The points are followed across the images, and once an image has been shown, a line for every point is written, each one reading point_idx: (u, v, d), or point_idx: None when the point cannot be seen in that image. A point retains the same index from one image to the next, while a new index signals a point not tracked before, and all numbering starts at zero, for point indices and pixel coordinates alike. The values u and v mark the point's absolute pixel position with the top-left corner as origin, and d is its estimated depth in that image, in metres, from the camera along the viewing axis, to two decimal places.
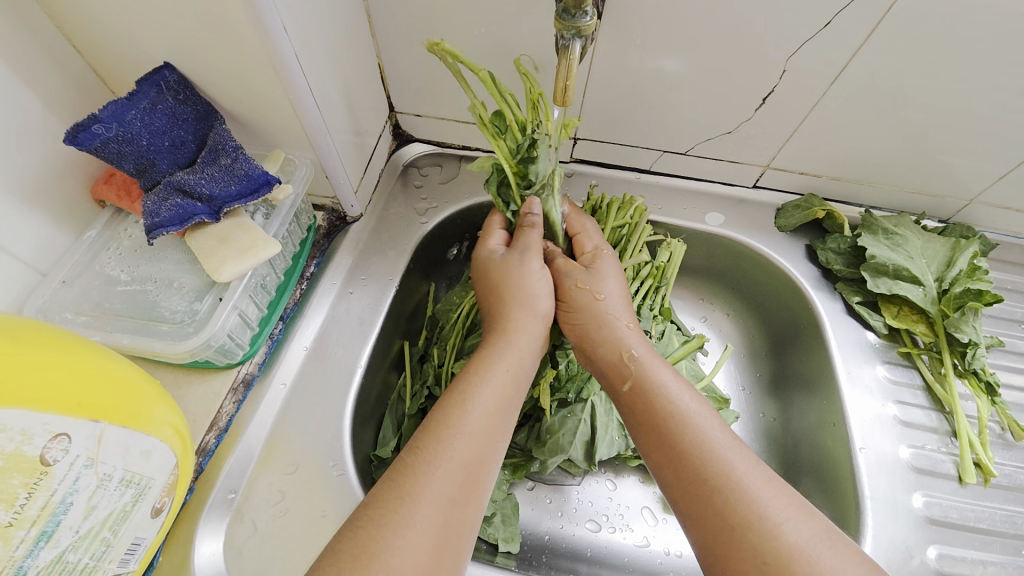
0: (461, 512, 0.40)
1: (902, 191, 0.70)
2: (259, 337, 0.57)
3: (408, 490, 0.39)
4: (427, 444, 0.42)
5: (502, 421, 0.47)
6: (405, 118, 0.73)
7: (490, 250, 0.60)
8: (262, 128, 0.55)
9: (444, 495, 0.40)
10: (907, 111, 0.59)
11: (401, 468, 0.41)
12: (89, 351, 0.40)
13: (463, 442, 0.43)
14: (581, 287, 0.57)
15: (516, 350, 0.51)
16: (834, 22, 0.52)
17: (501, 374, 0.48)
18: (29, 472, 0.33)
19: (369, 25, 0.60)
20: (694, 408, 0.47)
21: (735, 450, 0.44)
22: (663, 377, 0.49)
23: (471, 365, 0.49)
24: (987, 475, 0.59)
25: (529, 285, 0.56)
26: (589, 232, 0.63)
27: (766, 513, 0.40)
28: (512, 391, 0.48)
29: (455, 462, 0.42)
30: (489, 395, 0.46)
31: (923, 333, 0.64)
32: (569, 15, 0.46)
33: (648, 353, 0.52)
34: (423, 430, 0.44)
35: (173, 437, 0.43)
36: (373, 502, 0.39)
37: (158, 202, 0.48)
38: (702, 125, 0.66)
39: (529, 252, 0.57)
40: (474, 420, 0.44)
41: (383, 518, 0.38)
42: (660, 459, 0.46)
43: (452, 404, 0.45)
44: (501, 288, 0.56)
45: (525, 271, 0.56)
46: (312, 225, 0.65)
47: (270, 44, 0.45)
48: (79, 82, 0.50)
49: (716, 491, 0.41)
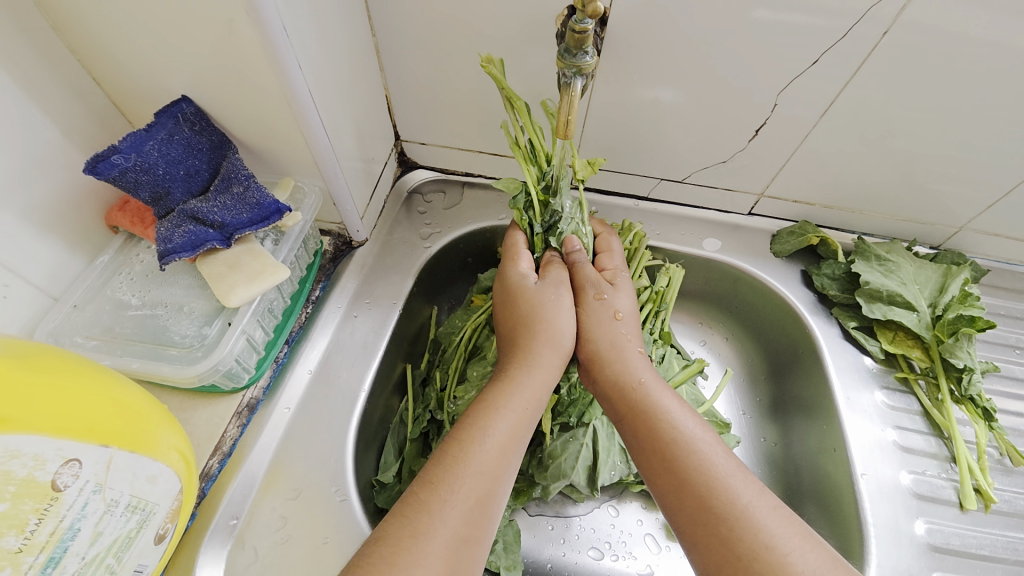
0: (471, 550, 0.41)
1: (893, 218, 0.72)
2: (264, 360, 0.58)
3: (420, 530, 0.40)
4: (438, 482, 0.43)
5: (515, 454, 0.47)
6: (410, 147, 0.76)
7: (520, 274, 0.58)
8: (274, 157, 0.57)
9: (456, 534, 0.40)
10: (894, 143, 0.62)
11: (410, 504, 0.41)
12: (101, 377, 0.41)
13: (477, 480, 0.43)
14: (600, 298, 0.57)
15: (533, 383, 0.51)
16: (823, 58, 0.54)
17: (518, 408, 0.48)
18: (39, 498, 0.33)
19: (378, 59, 0.63)
20: (698, 431, 0.48)
21: (739, 477, 0.44)
22: (668, 404, 0.50)
23: (487, 398, 0.49)
24: (987, 501, 0.59)
25: (558, 321, 0.55)
26: (613, 253, 0.64)
27: (773, 543, 0.40)
28: (526, 422, 0.49)
29: (467, 500, 0.42)
30: (505, 428, 0.47)
31: (919, 358, 0.65)
32: (571, 54, 0.48)
33: (653, 379, 0.52)
34: (436, 465, 0.44)
35: (178, 461, 0.43)
36: (383, 540, 0.39)
37: (170, 229, 0.49)
38: (698, 154, 0.68)
39: (562, 286, 0.57)
40: (488, 457, 0.45)
41: (392, 559, 0.38)
42: (666, 487, 0.46)
43: (467, 441, 0.45)
44: (521, 319, 0.55)
45: (556, 305, 0.56)
46: (319, 249, 0.66)
47: (285, 79, 0.47)
48: (99, 114, 0.52)
49: (723, 521, 0.42)
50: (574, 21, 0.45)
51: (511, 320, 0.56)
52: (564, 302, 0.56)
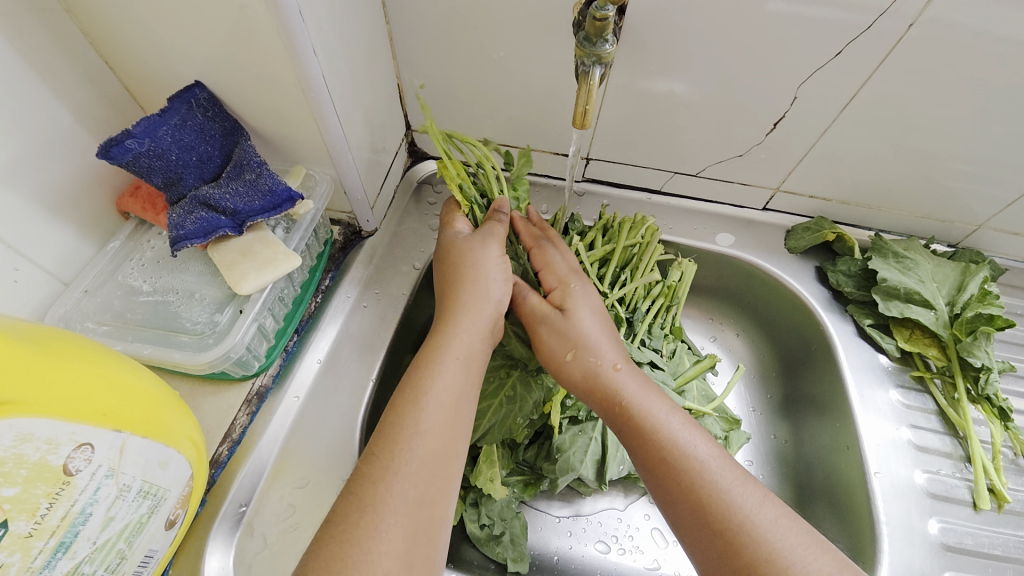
0: (428, 512, 0.41)
1: (911, 216, 0.71)
2: (275, 348, 0.58)
3: (368, 501, 0.39)
4: (383, 452, 0.42)
5: (459, 413, 0.46)
6: (421, 136, 0.75)
7: (456, 233, 0.57)
8: (285, 144, 0.56)
9: (408, 500, 0.40)
10: (915, 139, 0.61)
11: (359, 478, 0.41)
12: (113, 362, 0.40)
13: (420, 443, 0.42)
14: (552, 330, 0.53)
15: (462, 333, 0.49)
16: (846, 51, 0.53)
17: (452, 363, 0.47)
18: (52, 482, 0.33)
19: (391, 47, 0.62)
20: (691, 441, 0.46)
21: (740, 487, 0.43)
22: (657, 412, 0.48)
23: (421, 356, 0.48)
24: (1001, 501, 0.58)
25: (485, 267, 0.53)
26: (558, 264, 0.58)
27: (774, 556, 0.39)
28: (466, 379, 0.47)
29: (412, 465, 0.41)
30: (441, 385, 0.46)
31: (936, 356, 0.64)
32: (590, 43, 0.47)
33: (641, 387, 0.50)
34: (378, 435, 0.43)
35: (190, 448, 0.43)
36: (334, 519, 0.39)
37: (183, 215, 0.49)
38: (713, 148, 0.67)
39: (493, 238, 0.55)
40: (429, 418, 0.44)
41: (344, 535, 0.38)
42: (660, 490, 0.45)
43: (404, 405, 0.44)
44: (454, 272, 0.54)
45: (483, 256, 0.53)
46: (329, 238, 0.66)
47: (299, 65, 0.46)
48: (111, 97, 0.51)
49: (722, 533, 0.41)
50: (594, 8, 0.44)
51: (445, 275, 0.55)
52: (494, 252, 0.54)
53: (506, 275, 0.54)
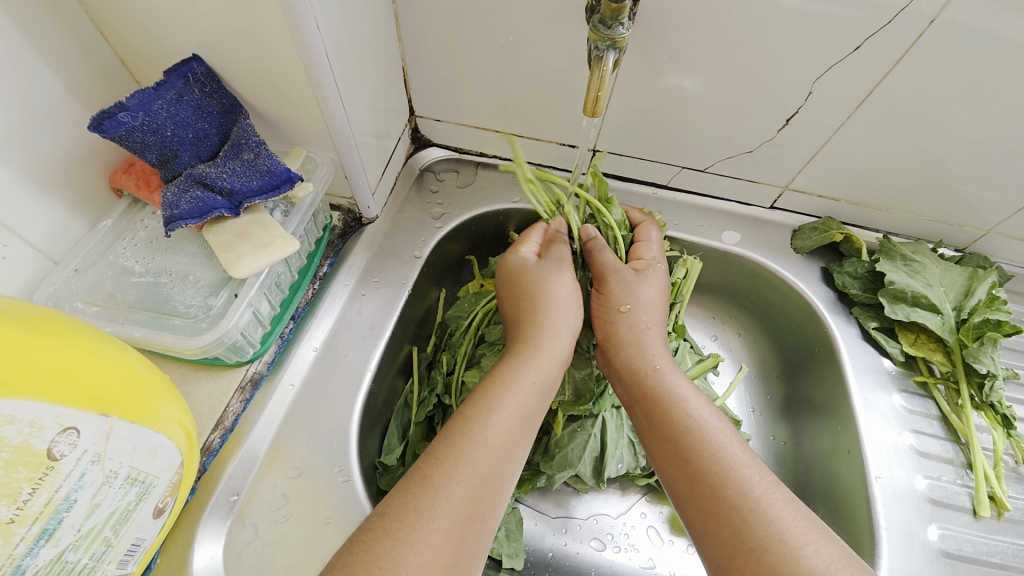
0: (476, 528, 0.39)
1: (920, 219, 0.70)
2: (270, 335, 0.56)
3: (424, 504, 0.38)
4: (445, 457, 0.41)
5: (522, 435, 0.45)
6: (425, 122, 0.73)
7: (524, 259, 0.58)
8: (286, 125, 0.55)
9: (461, 511, 0.39)
10: (930, 142, 0.59)
11: (414, 479, 0.40)
12: (101, 343, 0.39)
13: (484, 456, 0.42)
14: (622, 283, 0.55)
15: (540, 358, 0.49)
16: (864, 46, 0.51)
17: (525, 384, 0.47)
18: (34, 467, 0.32)
19: (396, 27, 0.60)
20: (712, 421, 0.46)
21: (752, 468, 0.43)
22: (683, 393, 0.48)
23: (494, 374, 0.47)
24: (1001, 509, 0.58)
25: (559, 293, 0.54)
26: (652, 244, 0.61)
27: (786, 537, 0.38)
28: (534, 406, 0.47)
29: (473, 475, 0.41)
30: (512, 404, 0.45)
31: (940, 362, 0.63)
32: (605, 26, 0.46)
33: (669, 367, 0.51)
34: (442, 440, 0.42)
35: (180, 434, 0.42)
36: (386, 515, 0.38)
37: (178, 194, 0.47)
38: (722, 144, 0.66)
39: (563, 263, 0.57)
40: (495, 432, 0.43)
41: (394, 532, 0.36)
42: (676, 475, 0.45)
43: (471, 416, 0.44)
44: (526, 294, 0.55)
45: (555, 281, 0.55)
46: (328, 224, 0.64)
47: (302, 40, 0.44)
48: (104, 69, 0.49)
49: (734, 512, 0.40)
50: None
51: (514, 303, 0.55)
52: (566, 282, 0.56)
53: (580, 305, 0.55)
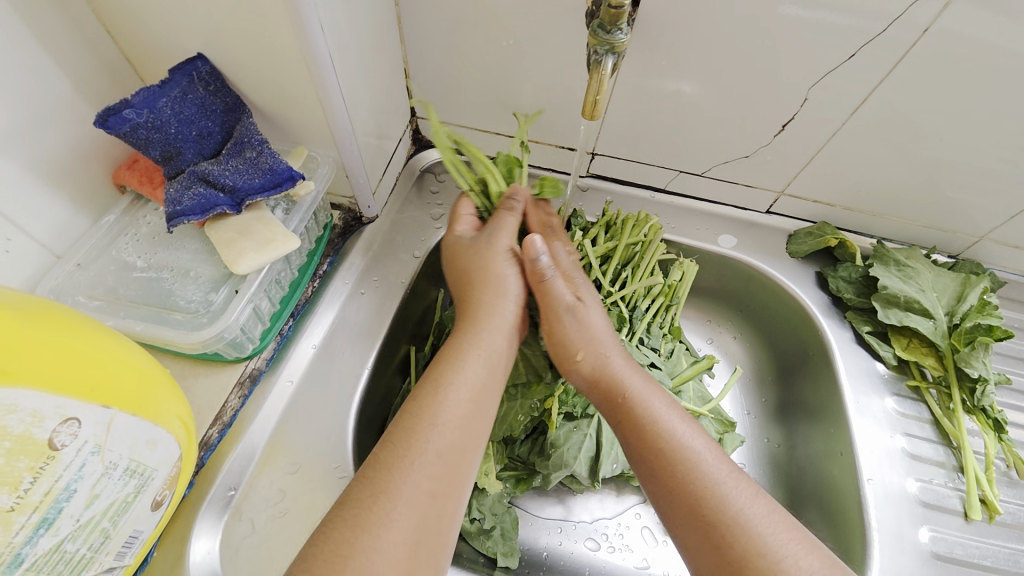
0: (440, 506, 0.40)
1: (914, 225, 0.71)
2: (270, 331, 0.57)
3: (382, 487, 0.39)
4: (400, 440, 0.41)
5: (480, 410, 0.46)
6: (426, 124, 0.74)
7: (461, 233, 0.59)
8: (288, 124, 0.55)
9: (422, 491, 0.39)
10: (923, 149, 0.60)
11: (375, 463, 0.40)
12: (103, 336, 0.39)
13: (437, 435, 0.42)
14: (573, 313, 0.53)
15: (486, 332, 0.50)
16: (858, 54, 0.52)
17: (475, 361, 0.47)
18: (35, 456, 0.32)
19: (399, 28, 0.61)
20: (688, 436, 0.46)
21: (734, 483, 0.43)
22: (658, 411, 0.48)
23: (448, 355, 0.48)
24: (993, 512, 0.59)
25: (498, 267, 0.54)
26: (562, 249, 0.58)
27: (765, 550, 0.39)
28: (489, 382, 0.47)
29: (429, 454, 0.41)
30: (464, 383, 0.45)
31: (933, 366, 0.64)
32: (604, 31, 0.46)
33: (644, 386, 0.50)
34: (397, 423, 0.43)
35: (180, 428, 0.42)
36: (346, 502, 0.38)
37: (181, 191, 0.48)
38: (720, 148, 0.67)
39: (500, 231, 0.57)
40: (448, 410, 0.43)
41: (355, 518, 0.37)
42: (657, 491, 0.45)
43: (425, 395, 0.44)
44: (467, 271, 0.55)
45: (491, 249, 0.55)
46: (329, 223, 0.65)
47: (305, 40, 0.45)
48: (111, 67, 0.50)
49: (712, 527, 0.41)
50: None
51: (461, 280, 0.56)
52: (501, 245, 0.56)
53: (519, 277, 0.55)
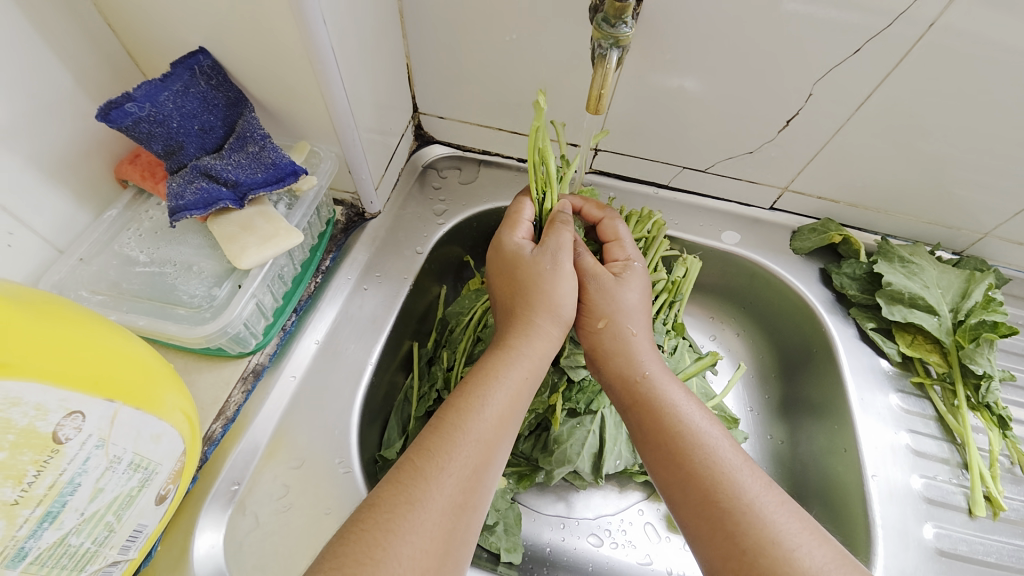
0: (467, 517, 0.40)
1: (918, 221, 0.70)
2: (272, 327, 0.57)
3: (415, 495, 0.38)
4: (434, 449, 0.41)
5: (512, 424, 0.46)
6: (428, 119, 0.74)
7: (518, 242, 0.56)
8: (290, 119, 0.55)
9: (452, 501, 0.39)
10: (928, 145, 0.60)
11: (406, 470, 0.40)
12: (106, 330, 0.39)
13: (473, 448, 0.42)
14: (602, 290, 0.54)
15: (527, 348, 0.49)
16: (863, 49, 0.52)
17: (514, 376, 0.47)
18: (39, 450, 0.32)
19: (401, 24, 0.61)
20: (705, 424, 0.46)
21: (747, 471, 0.43)
22: (675, 397, 0.48)
23: (481, 365, 0.48)
24: (997, 509, 0.58)
25: (553, 288, 0.52)
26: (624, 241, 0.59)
27: (780, 538, 0.39)
28: (523, 396, 0.48)
29: (464, 467, 0.41)
30: (501, 397, 0.46)
31: (937, 362, 0.64)
32: (609, 24, 0.46)
33: (660, 371, 0.51)
34: (430, 431, 0.43)
35: (183, 422, 0.42)
36: (377, 506, 0.38)
37: (183, 185, 0.48)
38: (723, 144, 0.66)
39: (562, 252, 0.53)
40: (484, 424, 0.44)
41: (386, 522, 0.37)
42: (669, 480, 0.45)
43: (462, 408, 0.44)
44: (518, 287, 0.53)
45: (556, 273, 0.52)
46: (331, 219, 0.65)
47: (308, 35, 0.44)
48: (112, 61, 0.50)
49: (728, 515, 0.41)
50: None
51: (503, 290, 0.55)
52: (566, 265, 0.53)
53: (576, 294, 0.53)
